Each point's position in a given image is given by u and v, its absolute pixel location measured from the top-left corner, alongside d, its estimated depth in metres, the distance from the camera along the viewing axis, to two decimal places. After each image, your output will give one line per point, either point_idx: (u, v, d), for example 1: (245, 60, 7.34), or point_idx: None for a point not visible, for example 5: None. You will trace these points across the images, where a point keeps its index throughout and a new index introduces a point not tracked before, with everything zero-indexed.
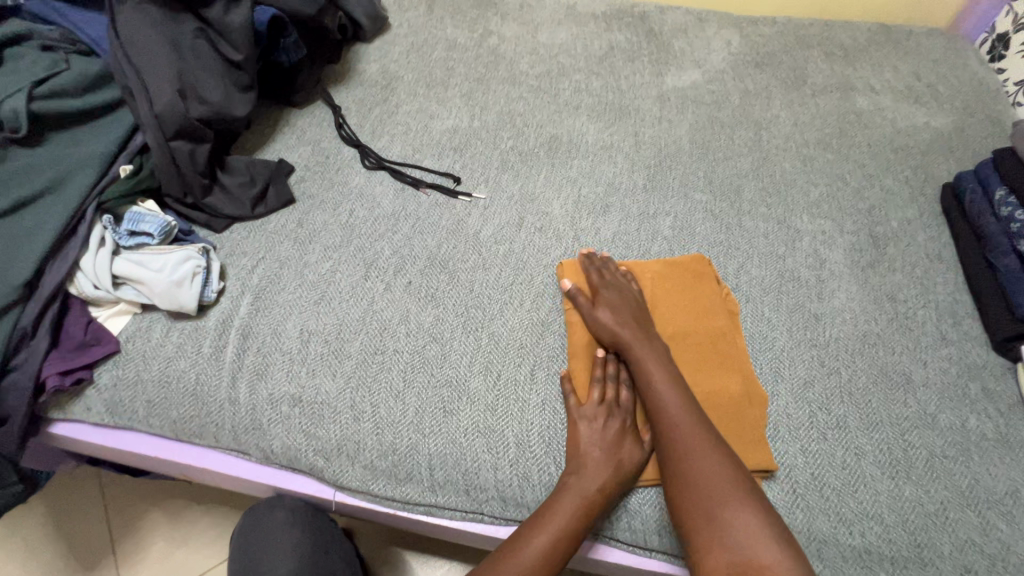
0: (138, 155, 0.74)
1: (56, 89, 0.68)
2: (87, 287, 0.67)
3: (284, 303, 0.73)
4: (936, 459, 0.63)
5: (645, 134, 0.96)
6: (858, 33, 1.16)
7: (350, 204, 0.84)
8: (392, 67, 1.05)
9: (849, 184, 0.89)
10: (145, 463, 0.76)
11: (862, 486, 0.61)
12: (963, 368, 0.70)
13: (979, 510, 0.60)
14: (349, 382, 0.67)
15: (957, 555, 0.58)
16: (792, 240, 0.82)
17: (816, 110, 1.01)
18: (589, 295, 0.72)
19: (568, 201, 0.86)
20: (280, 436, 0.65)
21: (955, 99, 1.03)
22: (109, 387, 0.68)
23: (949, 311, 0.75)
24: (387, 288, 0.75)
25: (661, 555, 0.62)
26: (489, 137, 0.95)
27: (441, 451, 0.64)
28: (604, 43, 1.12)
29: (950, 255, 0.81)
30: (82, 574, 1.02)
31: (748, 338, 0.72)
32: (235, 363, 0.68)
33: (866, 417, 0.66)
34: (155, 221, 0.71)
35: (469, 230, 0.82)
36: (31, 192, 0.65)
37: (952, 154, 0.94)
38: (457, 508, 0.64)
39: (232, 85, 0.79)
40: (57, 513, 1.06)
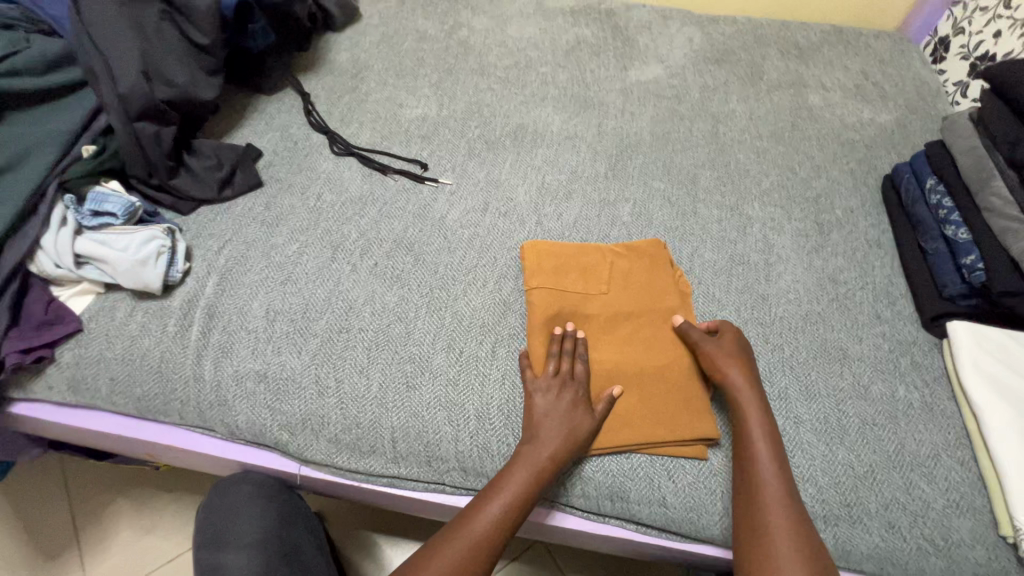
0: (102, 135, 0.74)
1: (15, 68, 0.68)
2: (48, 265, 0.67)
3: (250, 283, 0.74)
4: (867, 426, 0.68)
5: (607, 125, 0.99)
6: (812, 33, 1.22)
7: (318, 188, 0.85)
8: (362, 56, 1.07)
9: (798, 175, 0.94)
10: (109, 444, 0.76)
11: (799, 452, 0.66)
12: (895, 343, 0.75)
13: (904, 471, 0.65)
14: (314, 358, 0.69)
15: (883, 513, 0.63)
16: (743, 226, 0.87)
17: (770, 105, 1.06)
18: (547, 277, 0.75)
19: (532, 188, 0.89)
20: (245, 411, 0.67)
21: (899, 97, 1.10)
22: (71, 366, 0.68)
23: (885, 292, 0.81)
24: (354, 270, 0.77)
25: (614, 521, 0.66)
26: (457, 126, 0.97)
27: (404, 424, 0.66)
28: (571, 38, 1.16)
29: (888, 240, 0.87)
30: (44, 563, 1.00)
31: (699, 317, 0.77)
32: (200, 341, 0.69)
33: (805, 389, 0.71)
34: (119, 202, 0.71)
35: (435, 215, 0.84)
36: None
37: (894, 147, 1.00)
38: (420, 480, 0.66)
39: (198, 69, 0.80)
40: (20, 503, 1.05)
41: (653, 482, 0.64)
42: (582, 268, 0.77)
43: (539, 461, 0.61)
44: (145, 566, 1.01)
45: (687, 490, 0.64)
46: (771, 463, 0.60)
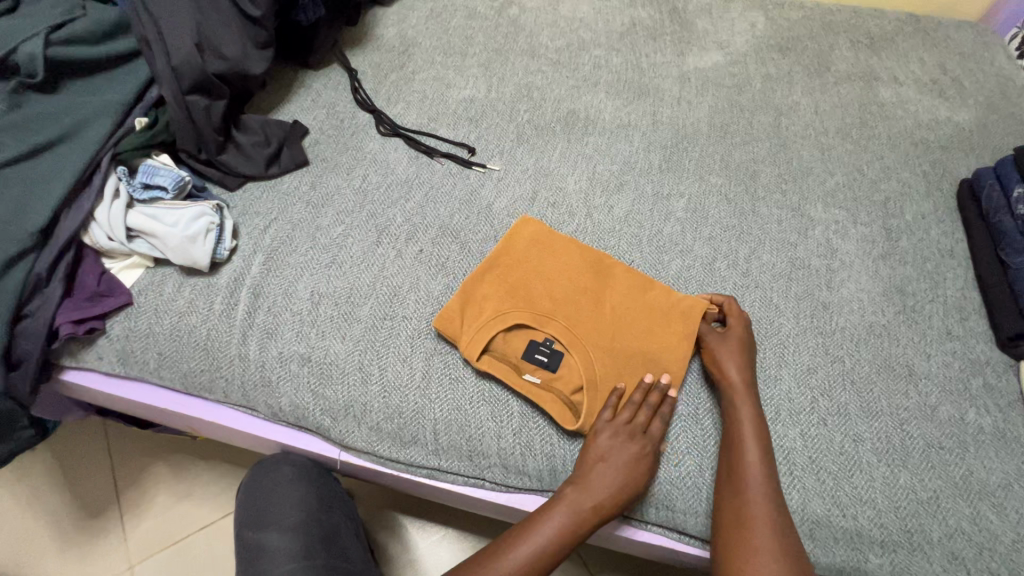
0: (153, 108, 0.73)
1: (74, 36, 0.68)
2: (101, 238, 0.67)
3: (296, 264, 0.73)
4: (932, 450, 0.64)
5: (663, 115, 0.95)
6: (887, 21, 1.13)
7: (364, 169, 0.84)
8: (410, 33, 1.03)
9: (865, 175, 0.89)
10: (153, 415, 0.77)
11: (858, 471, 0.63)
12: (966, 363, 0.71)
13: (971, 500, 0.61)
14: (358, 344, 0.68)
15: (945, 542, 0.59)
16: (805, 228, 0.82)
17: (837, 99, 0.99)
18: (499, 277, 0.72)
19: (583, 178, 0.86)
20: (289, 393, 0.66)
21: (980, 94, 1.02)
22: (121, 338, 0.68)
23: (956, 306, 0.76)
24: (399, 255, 0.75)
25: (655, 528, 0.65)
26: (506, 109, 0.94)
27: (447, 416, 0.65)
28: (626, 20, 1.10)
29: (963, 251, 0.81)
30: (85, 521, 1.04)
31: (755, 323, 0.73)
32: (246, 321, 0.69)
33: (866, 406, 0.67)
34: (170, 175, 0.71)
35: (482, 202, 0.82)
36: (48, 139, 0.65)
37: (972, 150, 0.93)
38: (459, 473, 0.65)
39: (250, 42, 0.77)
40: (63, 462, 1.08)
41: (699, 492, 0.62)
42: (538, 270, 0.73)
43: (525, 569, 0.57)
44: (182, 530, 1.04)
45: None
46: (755, 439, 0.61)
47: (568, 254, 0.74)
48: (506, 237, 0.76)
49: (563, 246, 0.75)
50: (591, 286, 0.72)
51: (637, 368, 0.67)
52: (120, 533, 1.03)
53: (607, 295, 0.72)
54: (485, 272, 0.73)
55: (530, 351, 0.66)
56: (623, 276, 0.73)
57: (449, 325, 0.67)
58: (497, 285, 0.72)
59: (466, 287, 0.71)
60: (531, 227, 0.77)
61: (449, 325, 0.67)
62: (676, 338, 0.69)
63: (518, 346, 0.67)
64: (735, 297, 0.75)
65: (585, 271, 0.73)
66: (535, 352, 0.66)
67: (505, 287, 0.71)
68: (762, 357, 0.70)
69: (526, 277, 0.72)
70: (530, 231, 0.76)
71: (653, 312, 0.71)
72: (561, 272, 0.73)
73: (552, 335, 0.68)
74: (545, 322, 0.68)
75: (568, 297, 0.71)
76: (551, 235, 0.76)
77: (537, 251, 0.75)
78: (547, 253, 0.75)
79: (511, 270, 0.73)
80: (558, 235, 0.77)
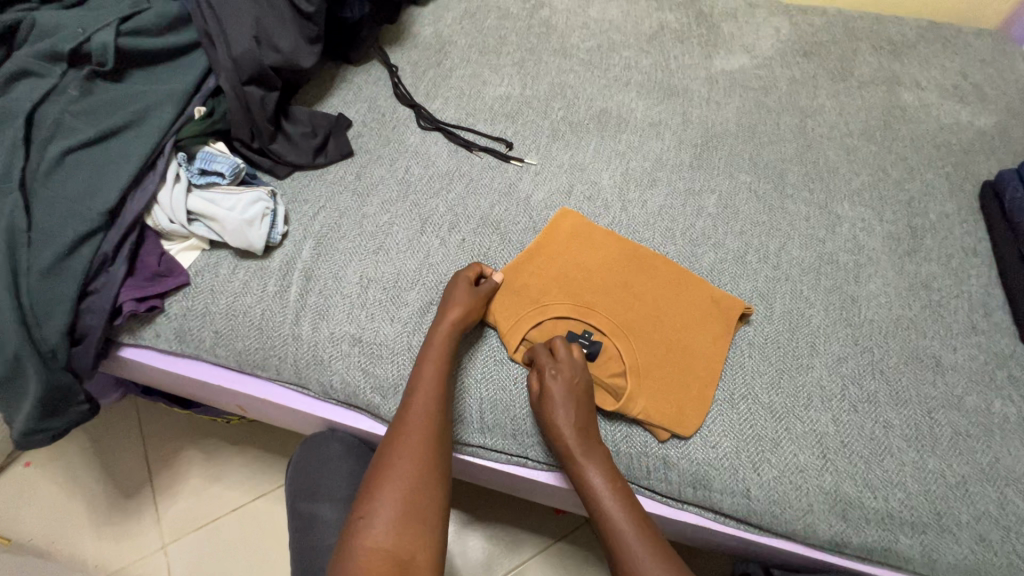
0: (211, 97, 0.77)
1: (140, 27, 0.72)
2: (163, 220, 0.70)
3: (345, 250, 0.76)
4: (960, 437, 0.66)
5: (693, 114, 0.98)
6: (908, 28, 1.16)
7: (406, 160, 0.87)
8: (446, 32, 1.07)
9: (890, 176, 0.91)
10: (202, 394, 0.80)
11: (888, 456, 0.65)
12: (991, 356, 0.73)
13: (998, 486, 0.64)
14: (406, 326, 0.71)
15: (973, 525, 0.62)
16: (832, 225, 0.85)
17: (862, 102, 1.02)
18: (541, 268, 0.75)
19: (617, 173, 0.89)
20: (340, 372, 0.69)
21: (1000, 100, 1.04)
22: (179, 317, 0.71)
23: (981, 302, 0.78)
24: (442, 244, 0.78)
25: (693, 508, 0.67)
26: (541, 106, 0.97)
27: (492, 396, 0.68)
28: (654, 23, 1.13)
29: (986, 250, 0.84)
30: (120, 501, 1.07)
31: (785, 315, 0.76)
32: (299, 302, 0.72)
33: (895, 394, 0.69)
34: (227, 162, 0.74)
35: (520, 195, 0.85)
36: (116, 125, 0.68)
37: (994, 154, 0.96)
38: (503, 451, 0.68)
39: (301, 37, 0.80)
40: (100, 442, 1.11)
41: (737, 473, 0.64)
42: (578, 261, 0.76)
43: (412, 464, 0.58)
44: (213, 511, 1.06)
45: (772, 483, 0.64)
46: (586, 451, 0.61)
47: (607, 248, 0.77)
48: (547, 229, 0.79)
49: (601, 238, 0.79)
50: (629, 280, 0.75)
51: (672, 362, 0.70)
52: (154, 512, 1.06)
53: (647, 289, 0.74)
54: (527, 261, 0.76)
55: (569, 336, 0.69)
56: (660, 272, 0.76)
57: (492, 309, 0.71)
58: (538, 273, 0.75)
59: (508, 278, 0.74)
60: (569, 219, 0.80)
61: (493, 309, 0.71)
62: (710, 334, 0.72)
63: (556, 331, 0.69)
64: (767, 289, 0.78)
65: (624, 265, 0.76)
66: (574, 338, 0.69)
67: (547, 279, 0.74)
68: (794, 347, 0.73)
69: (568, 268, 0.75)
70: (569, 223, 0.80)
71: (689, 307, 0.74)
72: (600, 265, 0.76)
73: (593, 326, 0.70)
74: (585, 313, 0.71)
75: (608, 290, 0.74)
76: (591, 227, 0.79)
77: (577, 242, 0.78)
78: (587, 245, 0.78)
79: (553, 261, 0.76)
80: (597, 228, 0.80)
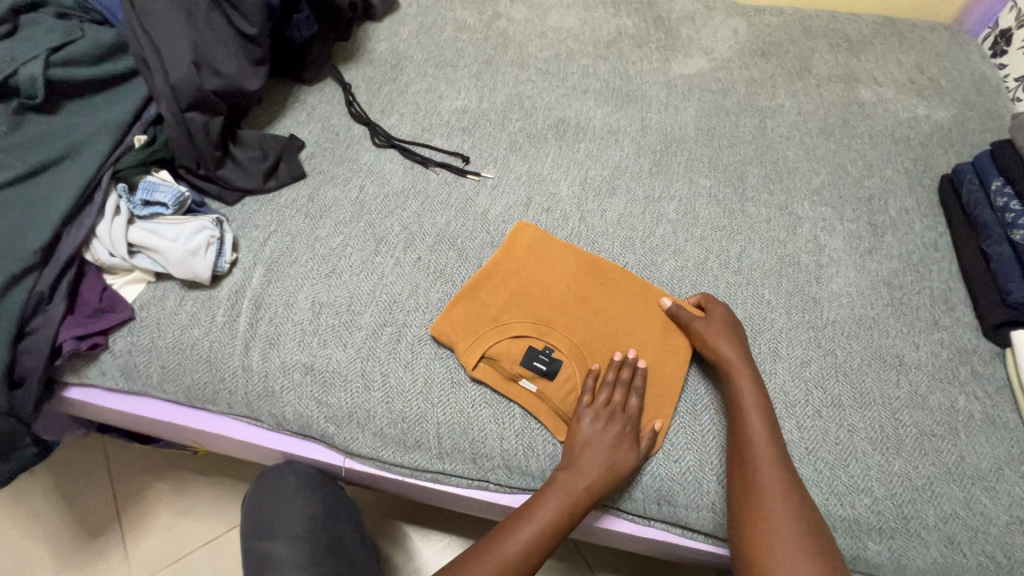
0: (153, 125, 0.75)
1: (73, 57, 0.70)
2: (103, 254, 0.68)
3: (296, 275, 0.74)
4: (925, 437, 0.66)
5: (651, 120, 0.97)
6: (864, 24, 1.17)
7: (360, 180, 0.85)
8: (401, 47, 1.06)
9: (849, 173, 0.91)
10: (157, 429, 0.78)
11: (854, 461, 0.64)
12: (954, 352, 0.73)
13: (965, 485, 0.63)
14: (359, 352, 0.69)
15: (941, 527, 0.61)
16: (793, 226, 0.84)
17: (820, 101, 1.02)
18: (499, 284, 0.74)
19: (575, 183, 0.88)
20: (293, 403, 0.67)
21: (956, 93, 1.05)
22: (124, 353, 0.69)
23: (942, 297, 0.78)
24: (398, 264, 0.76)
25: (660, 524, 0.65)
26: (498, 118, 0.96)
27: (449, 421, 0.66)
28: (612, 29, 1.13)
29: (946, 244, 0.83)
30: (85, 541, 1.03)
31: (748, 320, 0.75)
32: (249, 332, 0.70)
33: (859, 396, 0.69)
34: (170, 192, 0.71)
35: (478, 209, 0.83)
36: (48, 159, 0.66)
37: (952, 147, 0.96)
38: (464, 476, 0.66)
39: (245, 59, 0.79)
40: (63, 480, 1.08)
41: (701, 487, 0.63)
42: (536, 276, 0.75)
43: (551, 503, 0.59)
44: (183, 547, 1.03)
45: None
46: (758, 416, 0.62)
47: (568, 263, 0.76)
48: (505, 245, 0.77)
49: (561, 253, 0.77)
50: (592, 295, 0.73)
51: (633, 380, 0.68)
52: (121, 551, 1.03)
53: (606, 304, 0.73)
54: (484, 279, 0.74)
55: (529, 356, 0.67)
56: (622, 287, 0.75)
57: (448, 330, 0.69)
58: (496, 292, 0.73)
59: (461, 296, 0.72)
60: (527, 233, 0.79)
61: (448, 330, 0.69)
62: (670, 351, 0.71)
63: (515, 351, 0.68)
64: (728, 295, 0.77)
65: (585, 281, 0.75)
66: (533, 359, 0.67)
67: (505, 296, 0.73)
68: (756, 352, 0.72)
69: (525, 284, 0.74)
70: (527, 236, 0.78)
71: (650, 322, 0.72)
72: (560, 280, 0.74)
73: (550, 344, 0.69)
74: (545, 331, 0.70)
75: (568, 305, 0.72)
76: (549, 239, 0.78)
77: (536, 257, 0.77)
78: (545, 258, 0.76)
79: (511, 277, 0.74)
80: (555, 240, 0.79)
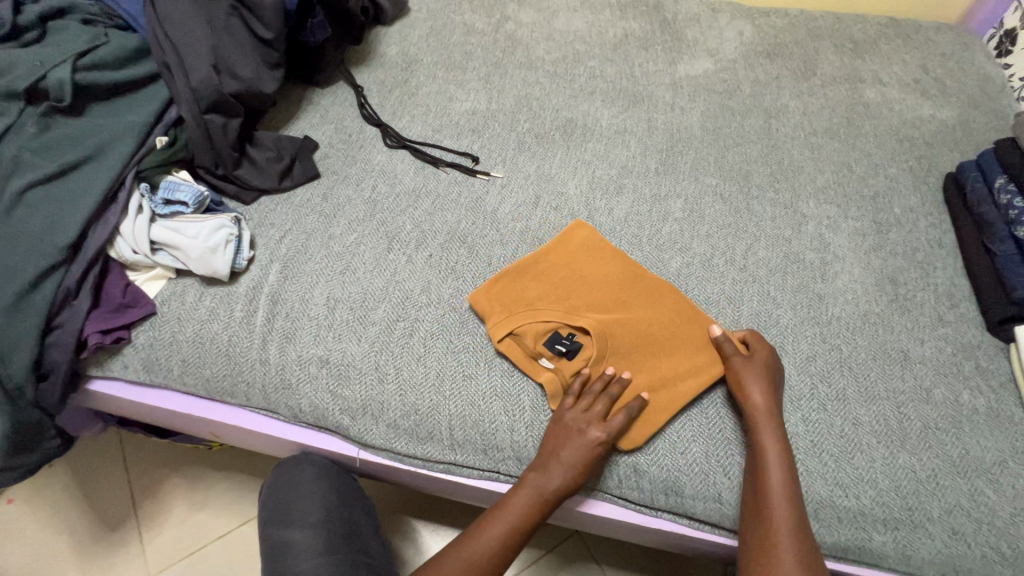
0: (173, 127, 0.77)
1: (98, 61, 0.72)
2: (126, 251, 0.71)
3: (311, 272, 0.76)
4: (929, 430, 0.66)
5: (657, 120, 0.99)
6: (869, 25, 1.18)
7: (373, 179, 0.87)
8: (412, 50, 1.08)
9: (854, 172, 0.92)
10: (176, 422, 0.80)
11: (859, 453, 0.65)
12: (958, 347, 0.74)
13: (969, 478, 0.64)
14: (373, 346, 0.71)
15: (946, 518, 0.62)
16: (798, 224, 0.85)
17: (825, 101, 1.04)
18: (542, 273, 0.75)
19: (583, 182, 0.89)
20: (309, 395, 0.69)
21: (961, 92, 1.06)
22: (146, 347, 0.71)
23: (947, 293, 0.79)
24: (410, 261, 0.78)
25: (667, 515, 0.66)
26: (507, 119, 0.98)
27: (460, 412, 0.67)
28: (618, 32, 1.15)
29: (951, 241, 0.84)
30: (102, 534, 1.05)
31: (754, 315, 0.76)
32: (266, 327, 0.72)
33: (864, 390, 0.70)
34: (189, 190, 0.74)
35: (487, 208, 0.85)
36: (74, 159, 0.69)
37: (956, 145, 0.97)
38: (475, 466, 0.68)
39: (262, 62, 0.82)
40: (82, 474, 1.10)
41: (708, 478, 0.64)
42: (580, 272, 0.76)
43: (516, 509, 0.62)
44: (198, 540, 1.05)
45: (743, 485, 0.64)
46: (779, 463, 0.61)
47: (615, 268, 0.77)
48: (561, 237, 0.80)
49: (613, 258, 0.78)
50: (629, 300, 0.73)
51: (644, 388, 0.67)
52: (138, 543, 1.05)
53: (639, 310, 0.73)
54: (529, 264, 0.76)
55: (553, 341, 0.69)
56: (664, 300, 0.74)
57: (484, 299, 0.72)
58: (539, 277, 0.75)
59: (506, 276, 0.75)
60: (582, 232, 0.81)
61: (485, 299, 0.73)
62: (694, 367, 0.69)
63: (541, 330, 0.69)
64: (734, 291, 0.78)
65: (627, 287, 0.75)
66: (554, 342, 0.68)
67: (544, 283, 0.74)
68: None
69: (567, 275, 0.75)
70: (583, 236, 0.80)
71: (682, 338, 0.71)
72: (603, 282, 0.75)
73: (577, 330, 0.69)
74: (574, 317, 0.70)
75: (602, 302, 0.73)
76: (604, 241, 0.80)
77: (588, 256, 0.78)
78: (594, 256, 0.78)
79: (556, 268, 0.76)
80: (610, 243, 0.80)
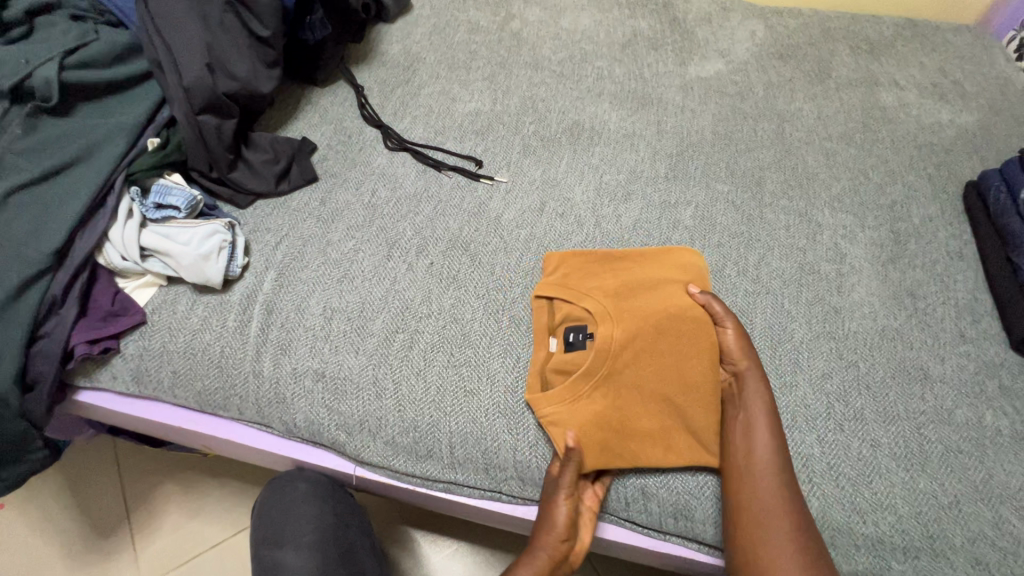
0: (165, 128, 0.75)
1: (87, 60, 0.69)
2: (115, 258, 0.68)
3: (308, 280, 0.73)
4: (951, 454, 0.64)
5: (667, 124, 0.95)
6: (885, 26, 1.15)
7: (373, 183, 0.84)
8: (414, 49, 1.05)
9: (871, 179, 0.89)
10: (167, 433, 0.78)
11: (877, 477, 0.62)
12: (981, 366, 0.71)
13: (993, 504, 0.61)
14: (371, 359, 0.68)
15: (969, 548, 0.59)
16: (813, 233, 0.82)
17: (840, 104, 1.00)
18: (607, 273, 0.71)
19: (590, 187, 0.86)
20: (304, 410, 0.67)
21: (981, 97, 1.02)
22: (136, 357, 0.69)
23: (968, 308, 0.76)
24: (410, 269, 0.75)
25: (675, 539, 0.64)
26: (512, 121, 0.94)
27: (462, 430, 0.65)
28: (627, 31, 1.11)
29: (972, 253, 0.81)
30: (94, 541, 1.03)
31: (768, 330, 0.73)
32: (260, 337, 0.69)
33: (883, 410, 0.67)
34: (182, 195, 0.71)
35: (491, 214, 0.82)
36: (62, 162, 0.66)
37: (977, 152, 0.94)
38: (477, 486, 0.65)
39: (259, 61, 0.79)
40: (74, 479, 1.08)
41: (719, 502, 0.62)
42: (645, 285, 0.69)
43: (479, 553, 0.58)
44: (192, 549, 1.03)
45: None
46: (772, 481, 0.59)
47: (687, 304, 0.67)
48: (665, 251, 0.75)
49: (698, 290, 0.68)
50: (672, 339, 0.64)
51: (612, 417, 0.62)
52: (130, 552, 1.02)
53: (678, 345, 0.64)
54: (613, 258, 0.74)
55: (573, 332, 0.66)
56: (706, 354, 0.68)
57: (554, 263, 0.74)
58: (606, 272, 0.71)
59: (572, 263, 0.74)
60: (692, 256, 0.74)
61: (554, 264, 0.74)
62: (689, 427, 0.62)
63: (573, 315, 0.67)
64: (747, 303, 0.75)
65: (679, 327, 0.65)
66: (573, 330, 0.66)
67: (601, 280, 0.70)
68: (777, 365, 0.70)
69: (632, 282, 0.69)
70: (688, 260, 0.74)
71: (701, 404, 0.63)
72: (660, 308, 0.66)
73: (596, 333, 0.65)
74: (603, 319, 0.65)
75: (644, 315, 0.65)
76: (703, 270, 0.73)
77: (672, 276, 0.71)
78: (677, 275, 0.71)
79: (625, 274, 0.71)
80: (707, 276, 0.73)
